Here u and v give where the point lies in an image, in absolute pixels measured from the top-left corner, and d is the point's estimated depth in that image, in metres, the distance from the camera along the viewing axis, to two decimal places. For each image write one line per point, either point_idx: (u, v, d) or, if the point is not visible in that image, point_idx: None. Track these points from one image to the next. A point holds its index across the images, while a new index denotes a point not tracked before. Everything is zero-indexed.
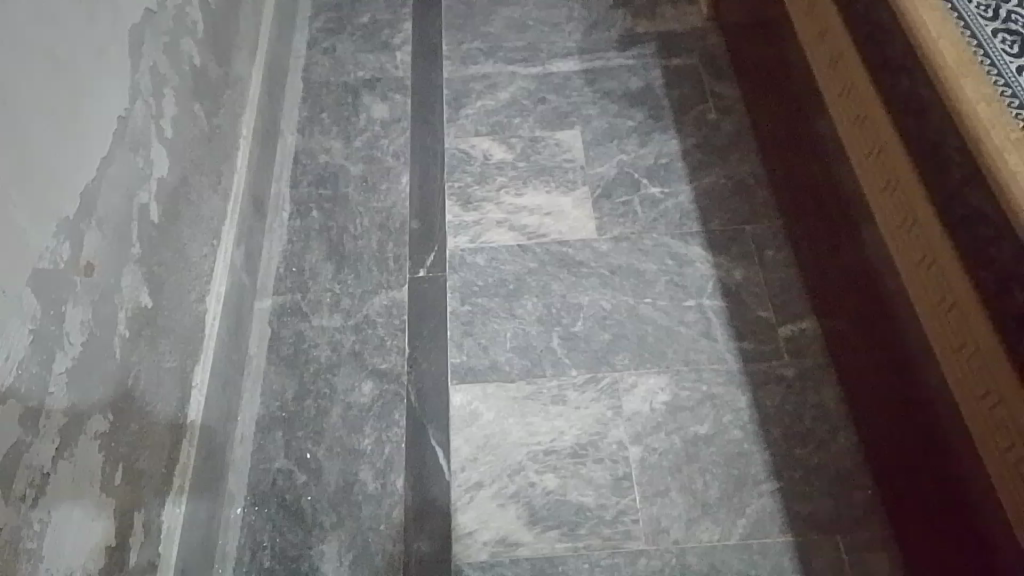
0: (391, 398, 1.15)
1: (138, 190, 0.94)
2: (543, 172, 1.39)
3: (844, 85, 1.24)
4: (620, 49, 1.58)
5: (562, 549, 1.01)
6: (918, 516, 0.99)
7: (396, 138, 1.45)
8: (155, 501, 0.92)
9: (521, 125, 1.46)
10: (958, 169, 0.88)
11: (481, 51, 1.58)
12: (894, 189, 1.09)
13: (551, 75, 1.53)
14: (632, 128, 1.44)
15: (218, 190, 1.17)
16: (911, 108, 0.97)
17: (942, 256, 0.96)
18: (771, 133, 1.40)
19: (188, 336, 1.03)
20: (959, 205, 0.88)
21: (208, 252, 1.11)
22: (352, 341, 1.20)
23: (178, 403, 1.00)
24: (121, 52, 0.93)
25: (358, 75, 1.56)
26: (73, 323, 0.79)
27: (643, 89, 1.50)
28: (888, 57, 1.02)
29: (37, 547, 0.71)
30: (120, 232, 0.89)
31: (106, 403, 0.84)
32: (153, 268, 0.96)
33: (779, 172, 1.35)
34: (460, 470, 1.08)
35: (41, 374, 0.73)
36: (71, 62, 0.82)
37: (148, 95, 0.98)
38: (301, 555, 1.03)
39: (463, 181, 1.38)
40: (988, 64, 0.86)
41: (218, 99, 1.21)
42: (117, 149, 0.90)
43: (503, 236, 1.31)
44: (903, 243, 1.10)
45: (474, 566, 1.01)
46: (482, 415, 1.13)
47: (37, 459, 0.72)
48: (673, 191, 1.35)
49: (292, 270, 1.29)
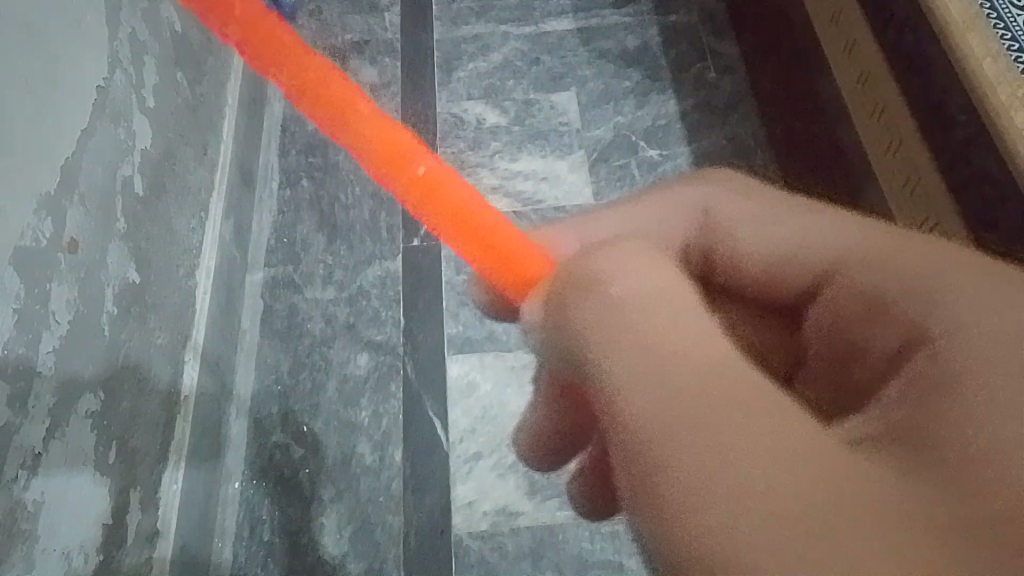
0: (387, 370, 1.14)
1: (120, 163, 0.90)
2: (537, 136, 1.36)
3: (847, 40, 1.18)
4: (617, 5, 1.52)
5: (562, 518, 1.03)
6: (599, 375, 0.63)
7: (386, 104, 1.41)
8: (151, 479, 0.92)
9: (515, 88, 1.42)
10: (963, 130, 0.86)
11: (472, 11, 1.52)
12: (897, 151, 1.07)
13: (545, 36, 1.48)
14: (629, 89, 1.41)
15: (205, 162, 1.13)
16: (915, 65, 0.94)
17: (943, 215, 0.95)
18: (771, 93, 1.38)
19: (178, 313, 1.01)
20: (963, 166, 0.87)
21: (196, 225, 1.08)
22: (346, 313, 1.19)
23: (171, 378, 0.98)
24: (98, 19, 0.87)
25: (346, 38, 1.50)
26: (59, 302, 0.76)
27: (640, 48, 1.46)
28: (892, 14, 0.99)
29: (32, 528, 0.71)
30: (104, 208, 0.86)
31: (96, 382, 0.82)
32: (140, 243, 0.93)
33: (778, 135, 1.34)
34: (459, 441, 1.08)
35: (29, 355, 0.71)
36: (45, 31, 0.77)
37: (128, 64, 0.93)
38: (301, 528, 1.04)
39: (456, 147, 1.35)
40: (995, 18, 0.84)
41: (200, 66, 1.16)
42: (96, 121, 0.85)
43: (497, 204, 1.29)
44: (903, 205, 1.08)
45: (474, 536, 1.02)
46: (480, 386, 1.12)
47: (28, 441, 0.70)
48: (671, 154, 1.34)
49: (283, 242, 1.26)
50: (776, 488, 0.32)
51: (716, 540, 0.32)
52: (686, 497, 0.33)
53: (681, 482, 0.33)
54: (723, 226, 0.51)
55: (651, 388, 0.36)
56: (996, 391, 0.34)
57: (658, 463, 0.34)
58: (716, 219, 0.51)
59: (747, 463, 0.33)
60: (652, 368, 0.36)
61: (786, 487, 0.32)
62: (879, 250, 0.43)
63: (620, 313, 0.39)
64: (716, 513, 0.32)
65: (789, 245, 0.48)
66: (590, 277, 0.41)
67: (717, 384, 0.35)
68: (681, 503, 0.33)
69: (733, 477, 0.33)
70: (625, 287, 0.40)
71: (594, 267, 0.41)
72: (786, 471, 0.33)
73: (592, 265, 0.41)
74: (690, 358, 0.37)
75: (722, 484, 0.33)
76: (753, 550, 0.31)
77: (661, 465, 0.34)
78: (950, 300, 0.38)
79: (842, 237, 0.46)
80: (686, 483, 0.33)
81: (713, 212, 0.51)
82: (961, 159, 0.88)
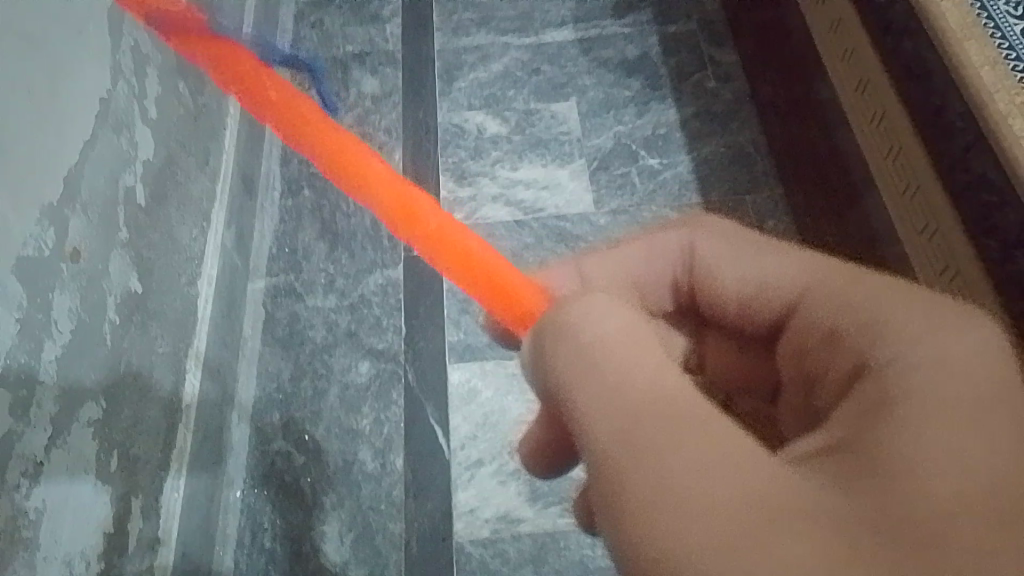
0: (388, 378, 1.14)
1: (122, 172, 0.91)
2: (538, 145, 1.36)
3: (846, 48, 1.19)
4: (616, 15, 1.53)
5: (564, 524, 1.02)
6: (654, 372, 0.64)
7: (387, 114, 1.42)
8: (152, 487, 0.92)
9: (516, 97, 1.43)
10: (961, 136, 0.87)
11: (473, 22, 1.54)
12: (896, 158, 1.07)
13: (545, 46, 1.49)
14: (629, 98, 1.42)
15: (207, 171, 1.14)
16: (913, 72, 0.95)
17: (943, 220, 0.95)
18: (771, 101, 1.39)
19: (180, 322, 1.02)
20: (962, 171, 0.88)
21: (198, 234, 1.09)
22: (348, 320, 1.19)
23: (173, 386, 0.98)
24: (102, 31, 0.88)
25: (347, 49, 1.51)
26: (61, 311, 0.77)
27: (640, 57, 1.47)
28: (890, 22, 0.99)
29: (34, 536, 0.71)
30: (106, 217, 0.87)
31: (98, 390, 0.83)
32: (142, 252, 0.94)
33: (778, 140, 1.34)
34: (460, 448, 1.08)
35: (31, 363, 0.72)
36: (49, 42, 0.78)
37: (130, 75, 0.94)
38: (303, 536, 1.04)
39: (457, 156, 1.36)
40: (991, 27, 0.84)
41: (203, 77, 1.16)
42: (99, 131, 0.86)
43: (499, 212, 1.30)
44: (903, 211, 1.09)
45: (476, 543, 1.02)
46: (480, 393, 1.13)
47: (29, 449, 0.70)
48: (671, 162, 1.34)
49: (285, 251, 1.27)
50: (722, 497, 0.36)
51: (664, 541, 0.37)
52: (642, 506, 0.38)
53: (638, 491, 0.38)
54: (705, 266, 0.53)
55: (620, 411, 0.40)
56: (926, 414, 0.39)
57: (621, 474, 0.39)
58: (700, 257, 0.54)
59: (699, 476, 0.37)
60: (618, 393, 0.40)
61: (731, 496, 0.36)
62: (836, 286, 0.47)
63: (586, 344, 0.42)
64: (667, 519, 0.37)
65: (755, 282, 0.51)
66: (557, 313, 0.45)
67: (680, 404, 0.39)
68: (637, 511, 0.38)
69: (683, 489, 0.37)
70: (594, 325, 0.43)
71: (564, 307, 0.45)
72: (732, 483, 0.37)
73: (566, 302, 0.45)
74: (657, 383, 0.40)
75: (673, 494, 0.37)
76: (697, 552, 0.36)
77: (622, 477, 0.39)
78: (893, 334, 0.43)
79: (800, 277, 0.49)
80: (644, 492, 0.38)
81: (700, 252, 0.53)
82: (960, 165, 0.88)
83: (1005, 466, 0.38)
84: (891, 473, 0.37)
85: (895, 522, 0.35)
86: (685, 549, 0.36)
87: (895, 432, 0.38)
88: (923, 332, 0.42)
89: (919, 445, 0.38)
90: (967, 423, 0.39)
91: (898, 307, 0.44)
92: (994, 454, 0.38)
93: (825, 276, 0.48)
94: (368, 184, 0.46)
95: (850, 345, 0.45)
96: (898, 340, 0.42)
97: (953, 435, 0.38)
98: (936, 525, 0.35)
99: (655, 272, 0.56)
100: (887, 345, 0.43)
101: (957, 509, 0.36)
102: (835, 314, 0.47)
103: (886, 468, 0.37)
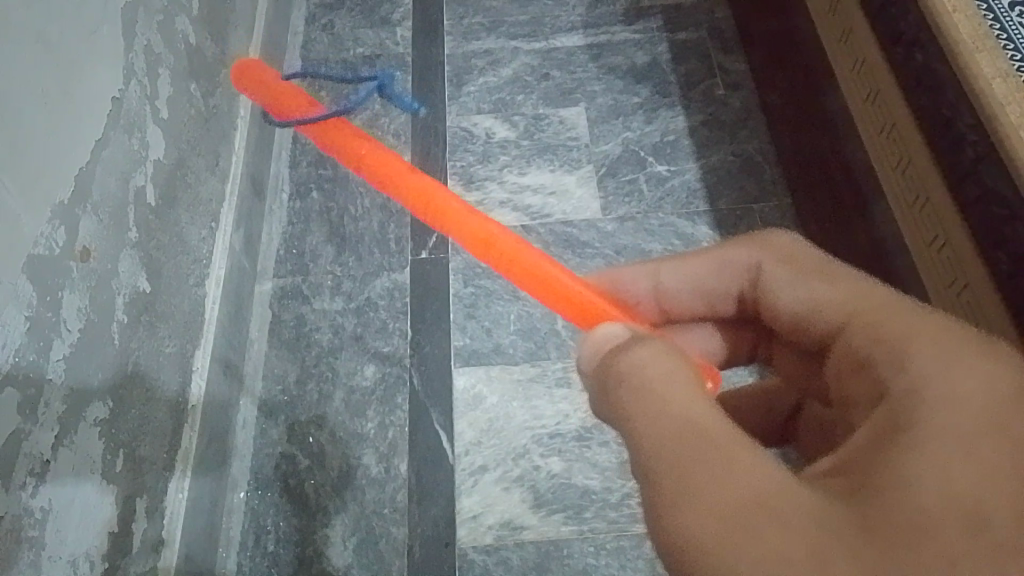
0: (393, 381, 1.14)
1: (133, 173, 0.91)
2: (547, 151, 1.36)
3: (857, 59, 1.19)
4: (626, 22, 1.53)
5: (567, 532, 1.02)
6: (753, 358, 0.67)
7: (397, 117, 1.42)
8: (157, 487, 0.92)
9: (524, 102, 1.43)
10: (972, 149, 0.86)
11: (483, 26, 1.54)
12: (906, 168, 1.06)
13: (555, 51, 1.49)
14: (638, 104, 1.42)
15: (216, 172, 1.14)
16: (925, 84, 0.95)
17: (953, 233, 0.95)
18: (780, 111, 1.39)
19: (188, 323, 1.02)
20: (973, 184, 0.87)
21: (206, 235, 1.09)
22: (354, 324, 1.19)
23: (179, 386, 0.98)
24: (114, 31, 0.88)
25: (358, 52, 1.51)
26: (70, 310, 0.77)
27: (649, 64, 1.47)
28: (903, 32, 0.99)
29: (38, 535, 0.71)
30: (116, 217, 0.87)
31: (106, 390, 0.83)
32: (151, 252, 0.94)
33: (787, 151, 1.34)
34: (464, 453, 1.08)
35: (39, 362, 0.72)
36: (62, 41, 0.78)
37: (142, 75, 0.94)
38: (306, 539, 1.04)
39: (465, 160, 1.36)
40: (1003, 38, 0.82)
41: (215, 79, 1.16)
42: (111, 131, 0.86)
43: (505, 217, 1.30)
44: (912, 223, 1.08)
45: (479, 549, 1.02)
46: (485, 398, 1.13)
47: (37, 448, 0.70)
48: (679, 170, 1.34)
49: (292, 253, 1.27)
50: (732, 503, 0.40)
51: (680, 537, 0.40)
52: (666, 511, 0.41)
53: (662, 492, 0.42)
54: (766, 286, 0.55)
55: (656, 427, 0.44)
56: (932, 434, 0.40)
57: (648, 479, 0.43)
58: (764, 278, 0.55)
59: (712, 484, 0.40)
60: (661, 411, 0.44)
61: (743, 502, 0.40)
62: (872, 310, 0.48)
63: (643, 378, 0.47)
64: (687, 522, 0.40)
65: (805, 302, 0.52)
66: (623, 352, 0.50)
67: (710, 424, 0.43)
68: (662, 510, 0.42)
69: (700, 493, 0.40)
70: (652, 367, 0.47)
71: (630, 351, 0.49)
72: (745, 492, 0.40)
73: (631, 344, 0.50)
74: (695, 410, 0.44)
75: (690, 497, 0.41)
76: (709, 549, 0.39)
77: (652, 483, 0.43)
78: (915, 358, 0.44)
79: (847, 295, 0.50)
80: (667, 494, 0.41)
81: (764, 271, 0.55)
82: (971, 177, 0.88)
83: (1009, 488, 0.38)
84: (892, 488, 0.38)
85: (887, 532, 0.37)
86: (699, 545, 0.40)
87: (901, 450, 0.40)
88: (941, 357, 0.43)
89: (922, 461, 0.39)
90: (974, 445, 0.39)
91: (925, 333, 0.44)
92: (999, 477, 0.38)
93: (865, 299, 0.49)
94: (452, 221, 0.60)
95: (874, 370, 0.46)
96: (919, 365, 0.43)
97: (956, 454, 0.39)
98: (924, 536, 0.37)
99: (724, 284, 0.59)
100: (908, 369, 0.44)
101: (949, 525, 0.37)
102: (864, 339, 0.48)
103: (889, 482, 0.39)
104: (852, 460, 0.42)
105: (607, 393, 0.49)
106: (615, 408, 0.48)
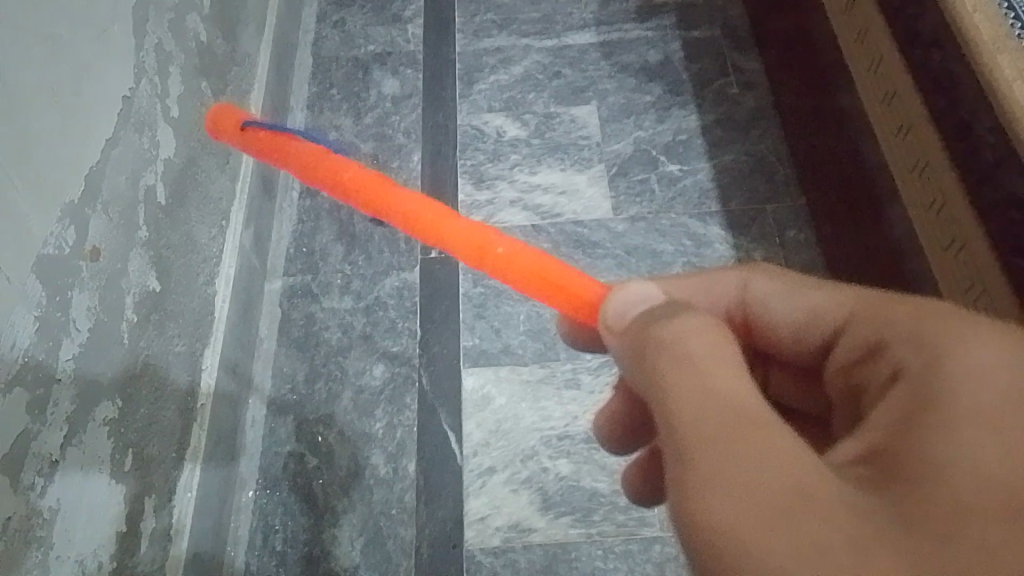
0: (402, 382, 1.14)
1: (144, 172, 0.91)
2: (557, 150, 1.36)
3: (873, 58, 1.17)
4: (639, 20, 1.52)
5: (575, 535, 1.02)
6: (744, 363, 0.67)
7: (407, 115, 1.41)
8: (166, 486, 0.92)
9: (536, 100, 1.42)
10: (992, 152, 0.85)
11: (495, 24, 1.53)
12: (924, 170, 1.05)
13: (567, 49, 1.48)
14: (650, 103, 1.41)
15: (227, 170, 1.14)
16: (944, 85, 0.93)
17: (971, 237, 0.93)
18: (794, 110, 1.37)
19: (197, 320, 1.02)
20: (992, 189, 0.86)
21: (216, 233, 1.09)
22: (363, 323, 1.19)
23: (189, 384, 0.98)
24: (124, 30, 0.88)
25: (369, 49, 1.50)
26: (79, 309, 0.77)
27: (662, 62, 1.46)
28: (921, 32, 0.98)
29: (47, 535, 0.71)
30: (126, 218, 0.86)
31: (114, 389, 0.83)
32: (160, 251, 0.94)
33: (801, 151, 1.33)
34: (472, 454, 1.08)
35: (48, 362, 0.72)
36: (71, 40, 0.77)
37: (153, 74, 0.94)
38: (314, 539, 1.04)
39: (475, 159, 1.36)
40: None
41: (225, 76, 1.15)
42: (121, 130, 0.86)
43: (516, 216, 1.29)
44: (928, 226, 1.06)
45: (486, 551, 1.02)
46: (494, 399, 1.12)
47: (45, 447, 0.71)
48: (691, 169, 1.33)
49: (302, 251, 1.27)
50: (764, 489, 0.40)
51: (708, 519, 0.41)
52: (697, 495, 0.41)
53: (691, 473, 0.42)
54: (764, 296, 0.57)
55: (691, 409, 0.43)
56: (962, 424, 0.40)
57: (679, 462, 0.43)
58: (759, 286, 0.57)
59: (747, 469, 0.41)
60: (700, 393, 0.43)
61: (772, 489, 0.40)
62: (883, 305, 0.49)
63: (685, 350, 0.45)
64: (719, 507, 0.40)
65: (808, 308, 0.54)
66: (658, 327, 0.48)
67: (741, 406, 0.43)
68: (691, 492, 0.42)
69: (730, 478, 0.41)
70: (693, 341, 0.46)
71: (666, 321, 0.48)
72: (778, 481, 0.40)
73: (664, 316, 0.49)
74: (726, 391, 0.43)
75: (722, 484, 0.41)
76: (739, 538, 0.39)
77: (684, 466, 0.42)
78: (938, 340, 0.44)
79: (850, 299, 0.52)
80: (698, 476, 0.42)
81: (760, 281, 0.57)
82: (991, 181, 0.86)
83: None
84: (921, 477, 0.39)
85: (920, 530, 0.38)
86: (727, 530, 0.40)
87: (932, 432, 0.41)
88: (963, 338, 0.43)
89: (956, 452, 0.40)
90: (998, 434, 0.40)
91: (949, 320, 0.45)
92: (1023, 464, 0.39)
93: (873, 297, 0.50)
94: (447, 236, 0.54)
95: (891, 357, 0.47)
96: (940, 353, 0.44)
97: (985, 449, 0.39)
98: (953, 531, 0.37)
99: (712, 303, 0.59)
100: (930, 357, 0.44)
101: (980, 514, 0.38)
102: (879, 327, 0.49)
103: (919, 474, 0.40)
104: (877, 447, 0.43)
105: (639, 368, 0.48)
106: (649, 380, 0.47)
